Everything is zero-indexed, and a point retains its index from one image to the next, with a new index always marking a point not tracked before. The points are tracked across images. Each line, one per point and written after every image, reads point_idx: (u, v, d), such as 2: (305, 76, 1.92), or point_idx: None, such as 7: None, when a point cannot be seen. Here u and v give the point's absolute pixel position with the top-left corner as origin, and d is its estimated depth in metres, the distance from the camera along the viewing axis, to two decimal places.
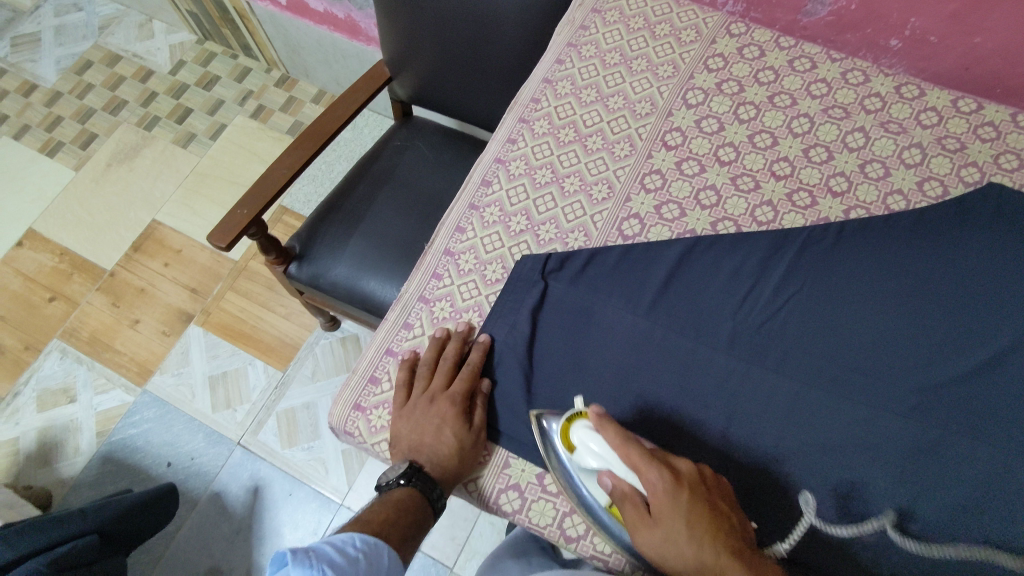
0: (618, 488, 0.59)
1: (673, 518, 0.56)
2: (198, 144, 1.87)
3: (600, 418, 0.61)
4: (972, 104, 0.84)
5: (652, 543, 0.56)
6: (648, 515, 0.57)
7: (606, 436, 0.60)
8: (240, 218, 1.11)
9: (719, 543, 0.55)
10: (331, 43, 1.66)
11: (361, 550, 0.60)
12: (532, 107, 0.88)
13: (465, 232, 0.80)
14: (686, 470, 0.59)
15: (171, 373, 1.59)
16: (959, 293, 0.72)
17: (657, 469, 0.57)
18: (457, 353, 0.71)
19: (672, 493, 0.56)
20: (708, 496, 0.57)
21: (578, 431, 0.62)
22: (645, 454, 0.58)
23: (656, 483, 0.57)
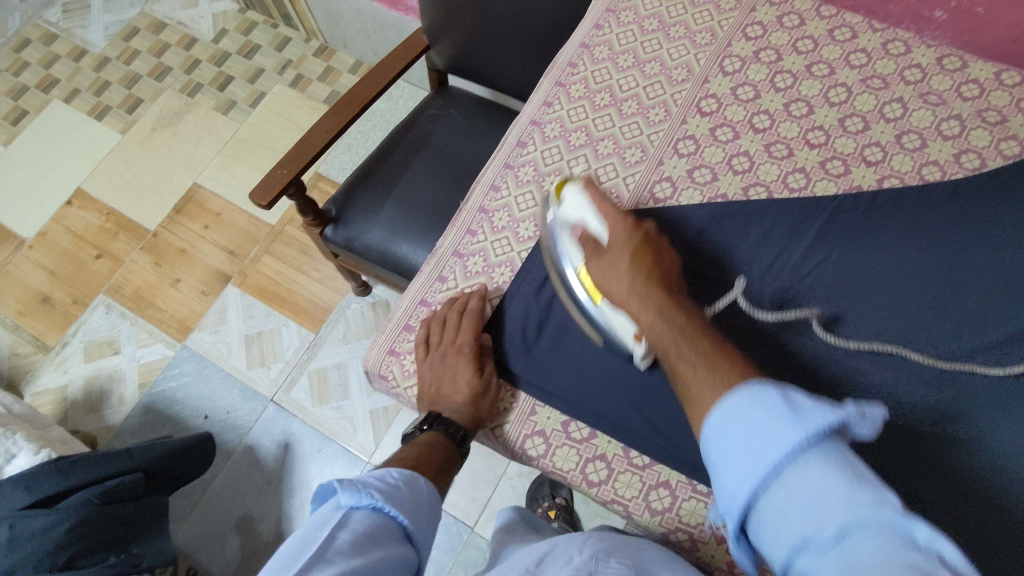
0: (585, 236, 0.70)
1: (623, 252, 0.66)
2: (238, 111, 1.91)
3: (587, 182, 0.73)
4: (1016, 77, 0.83)
5: (601, 270, 0.66)
6: (604, 249, 0.67)
7: (586, 196, 0.71)
8: (280, 178, 1.15)
9: (652, 275, 0.63)
10: (369, 13, 1.68)
11: (400, 480, 0.62)
12: (569, 71, 0.89)
13: (500, 191, 0.82)
14: (649, 230, 0.69)
15: (209, 330, 1.66)
16: (995, 265, 0.71)
17: (622, 218, 0.69)
18: (464, 303, 0.74)
19: (627, 236, 0.67)
20: (660, 249, 0.67)
21: (566, 192, 0.73)
22: (614, 208, 0.70)
23: (619, 226, 0.68)
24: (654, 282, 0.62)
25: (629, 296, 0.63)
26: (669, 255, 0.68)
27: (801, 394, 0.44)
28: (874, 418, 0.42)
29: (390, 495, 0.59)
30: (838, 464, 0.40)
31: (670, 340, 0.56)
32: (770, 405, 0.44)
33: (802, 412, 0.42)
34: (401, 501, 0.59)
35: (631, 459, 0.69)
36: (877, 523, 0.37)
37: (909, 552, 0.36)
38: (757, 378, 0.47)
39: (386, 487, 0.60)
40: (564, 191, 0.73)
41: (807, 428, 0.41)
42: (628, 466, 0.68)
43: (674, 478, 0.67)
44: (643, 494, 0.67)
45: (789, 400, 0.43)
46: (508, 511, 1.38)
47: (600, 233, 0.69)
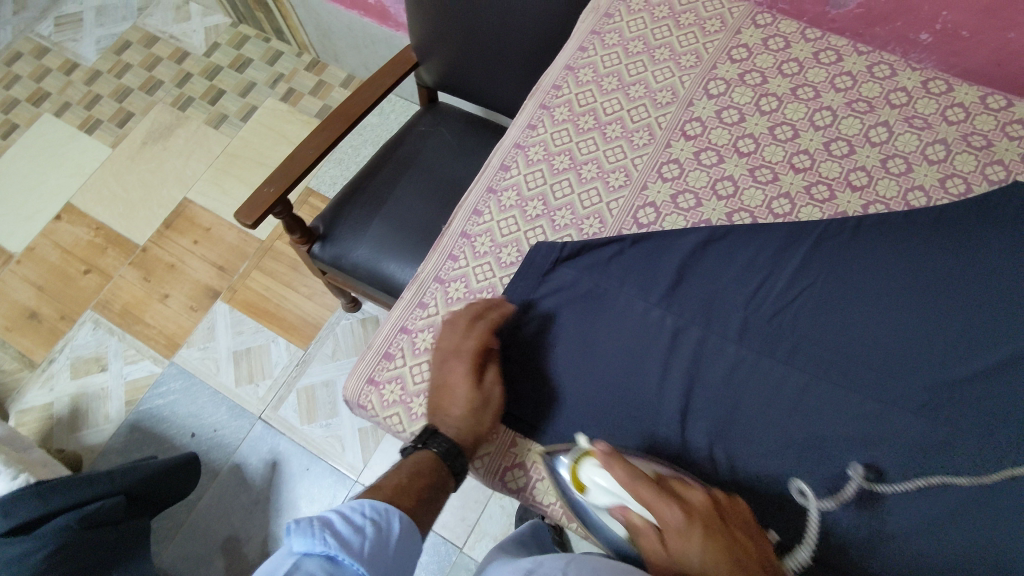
0: (631, 524, 0.58)
1: (687, 550, 0.53)
2: (229, 125, 1.91)
3: (608, 455, 0.59)
4: (1001, 101, 0.82)
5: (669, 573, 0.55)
6: (665, 545, 0.55)
7: (613, 477, 0.58)
8: (266, 196, 1.14)
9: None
10: (360, 28, 1.68)
11: (368, 519, 0.59)
12: (553, 94, 0.88)
13: (482, 215, 0.82)
14: (700, 501, 0.57)
15: (197, 346, 1.64)
16: (979, 294, 0.71)
17: (671, 506, 0.55)
18: (475, 312, 0.72)
19: (686, 531, 0.54)
20: (727, 528, 0.55)
21: (585, 473, 0.62)
22: (657, 492, 0.56)
23: (667, 513, 0.55)
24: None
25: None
26: (733, 522, 0.56)
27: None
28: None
29: (349, 541, 0.56)
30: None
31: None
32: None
33: None
34: (362, 547, 0.57)
35: None
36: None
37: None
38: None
39: (348, 529, 0.57)
40: (581, 468, 0.62)
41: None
42: None
43: None
44: None
45: None
46: (497, 532, 1.37)
47: (643, 516, 0.58)
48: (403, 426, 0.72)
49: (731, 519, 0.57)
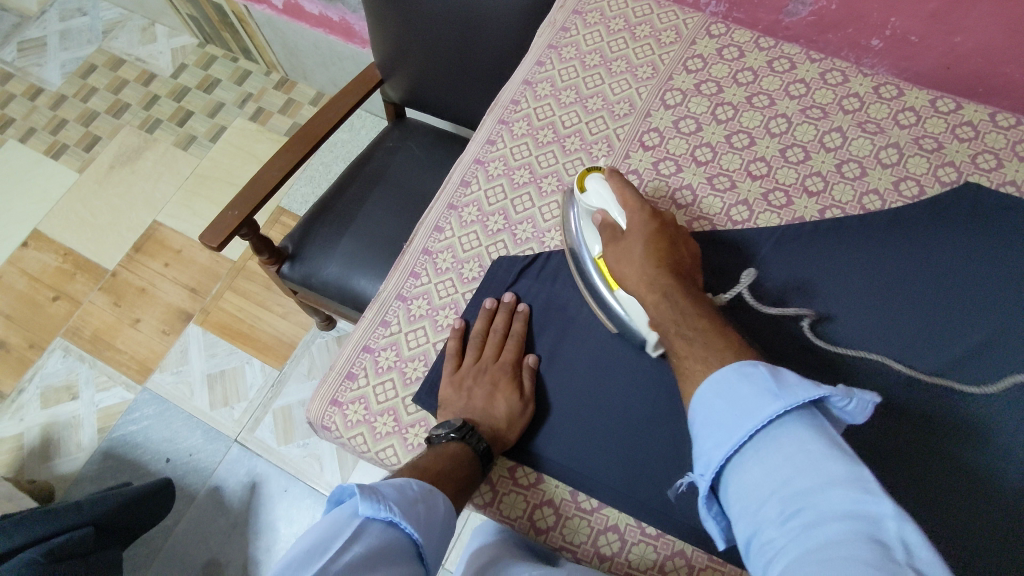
0: (604, 222, 0.71)
1: (636, 240, 0.67)
2: (198, 146, 1.90)
3: (613, 173, 0.72)
4: (951, 104, 0.84)
5: (618, 257, 0.68)
6: (625, 236, 0.68)
7: (610, 184, 0.72)
8: (231, 220, 1.13)
9: (668, 266, 0.65)
10: (327, 46, 1.68)
11: (419, 494, 0.57)
12: (512, 109, 0.88)
13: (443, 231, 0.81)
14: (669, 222, 0.70)
15: (170, 371, 1.62)
16: (933, 294, 0.73)
17: (642, 207, 0.69)
18: (506, 324, 0.74)
19: (647, 223, 0.68)
20: (675, 238, 0.68)
21: (591, 180, 0.73)
22: (638, 197, 0.70)
23: (641, 217, 0.68)
24: (671, 272, 0.64)
25: (640, 285, 0.64)
26: (688, 247, 0.69)
27: (789, 373, 0.50)
28: (861, 406, 0.49)
29: (407, 511, 0.54)
30: (808, 429, 0.47)
31: (677, 316, 0.60)
32: (757, 379, 0.50)
33: (785, 387, 0.48)
34: (418, 521, 0.54)
35: (580, 502, 0.67)
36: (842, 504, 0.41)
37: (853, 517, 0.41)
38: (749, 363, 0.52)
39: (404, 501, 0.54)
40: (586, 181, 0.74)
41: (789, 399, 0.47)
42: (576, 510, 0.67)
43: (623, 521, 0.66)
44: (592, 538, 0.66)
45: (776, 375, 0.50)
46: None
47: (621, 221, 0.70)
48: (368, 446, 0.71)
49: (688, 245, 0.69)
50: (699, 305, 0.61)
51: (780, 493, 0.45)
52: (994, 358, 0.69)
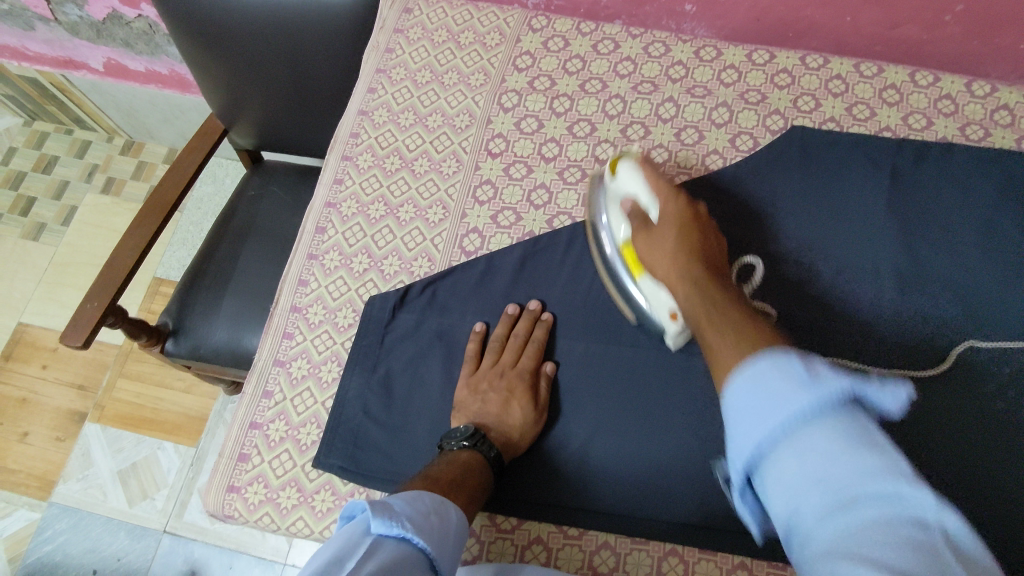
0: (634, 212, 0.71)
1: (667, 236, 0.67)
2: (49, 232, 1.75)
3: (645, 163, 0.73)
4: (766, 55, 0.88)
5: (648, 247, 0.68)
6: (653, 229, 0.68)
7: (644, 171, 0.72)
8: (91, 312, 1.05)
9: (692, 256, 0.64)
10: (164, 101, 1.58)
11: (432, 506, 0.54)
12: (352, 143, 0.86)
13: (308, 284, 0.79)
14: (698, 217, 0.69)
15: (75, 478, 1.50)
16: (783, 238, 0.78)
17: (676, 202, 0.69)
18: (528, 329, 0.73)
19: (677, 219, 0.68)
20: (706, 236, 0.67)
21: (621, 165, 0.74)
22: (670, 191, 0.70)
23: (670, 209, 0.69)
24: (695, 258, 0.64)
25: (668, 272, 0.64)
26: (714, 240, 0.68)
27: (821, 361, 0.41)
28: (897, 396, 0.40)
29: (422, 523, 0.51)
30: (847, 422, 0.38)
31: (705, 300, 0.57)
32: (771, 382, 0.40)
33: (816, 376, 0.39)
34: (433, 533, 0.51)
35: (499, 524, 0.68)
36: (888, 497, 0.35)
37: (901, 516, 0.34)
38: (776, 348, 0.43)
39: (416, 514, 0.51)
40: (618, 169, 0.73)
41: (820, 392, 0.38)
42: (498, 533, 0.68)
43: (544, 531, 0.68)
44: (520, 555, 0.67)
45: (812, 368, 0.40)
46: None
47: (653, 211, 0.69)
48: (277, 524, 0.68)
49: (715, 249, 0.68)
50: (717, 301, 0.57)
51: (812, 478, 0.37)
52: (842, 292, 0.75)
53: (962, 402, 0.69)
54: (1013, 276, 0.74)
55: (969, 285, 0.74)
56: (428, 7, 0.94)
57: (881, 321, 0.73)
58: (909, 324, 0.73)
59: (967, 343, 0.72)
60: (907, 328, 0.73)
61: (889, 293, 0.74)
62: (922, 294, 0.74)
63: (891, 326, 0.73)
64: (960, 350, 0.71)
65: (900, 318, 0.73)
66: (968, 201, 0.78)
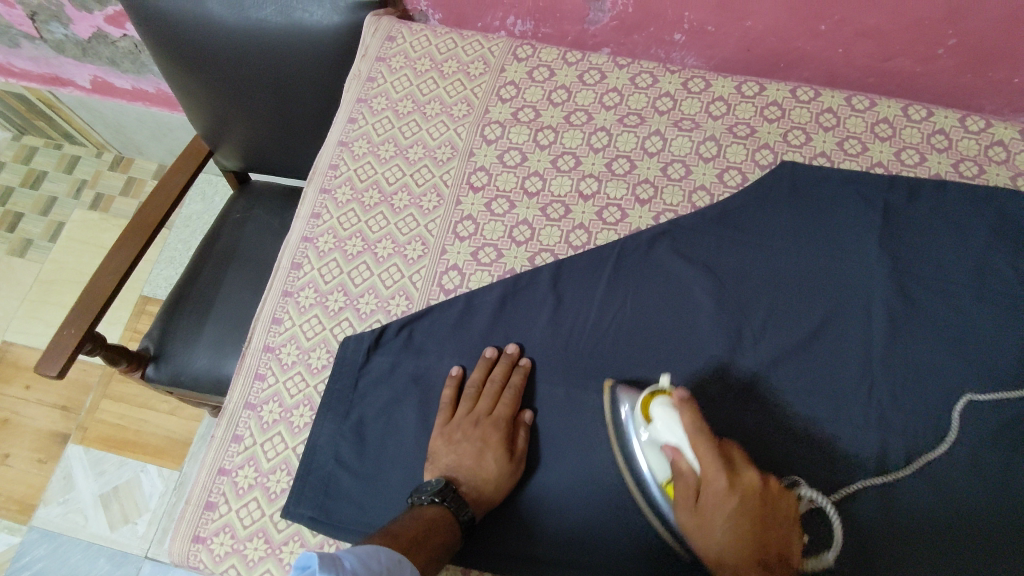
0: (677, 467, 0.61)
1: (715, 518, 0.57)
2: (35, 249, 1.73)
3: (682, 404, 0.61)
4: (755, 87, 0.86)
5: (691, 524, 0.59)
6: (697, 503, 0.59)
7: (679, 417, 0.61)
8: (67, 339, 1.02)
9: (748, 561, 0.55)
10: (152, 118, 1.57)
11: (387, 564, 0.52)
12: (331, 175, 0.84)
13: (282, 322, 0.76)
14: (752, 485, 0.57)
15: (56, 502, 1.48)
16: (772, 278, 0.75)
17: (721, 469, 0.57)
18: (505, 374, 0.71)
19: (726, 506, 0.56)
20: (765, 524, 0.56)
21: (658, 407, 0.63)
22: (713, 450, 0.58)
23: (714, 478, 0.57)
24: (753, 559, 0.55)
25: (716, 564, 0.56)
26: (775, 516, 0.57)
27: None
28: None
29: None
30: None
31: None
32: None
33: None
34: None
35: None
36: None
37: None
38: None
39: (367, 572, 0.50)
40: (654, 408, 0.63)
41: None
42: None
43: None
44: None
45: None
46: None
47: (697, 473, 0.59)
48: None
49: (777, 513, 0.57)
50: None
51: None
52: (832, 337, 0.72)
53: (952, 449, 0.68)
54: (1007, 318, 0.72)
55: (961, 328, 0.72)
56: (411, 35, 0.92)
57: (872, 367, 0.71)
58: (900, 372, 0.71)
59: (966, 397, 0.69)
60: (897, 374, 0.71)
61: (881, 339, 0.72)
62: (913, 339, 0.72)
63: (882, 372, 0.71)
64: (960, 412, 0.69)
65: (892, 363, 0.71)
66: (961, 241, 0.76)
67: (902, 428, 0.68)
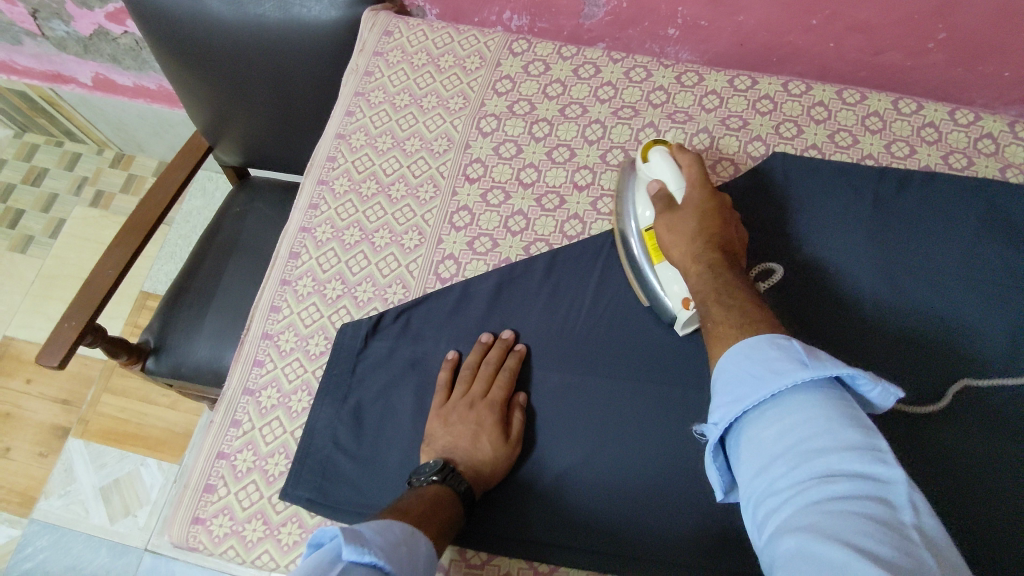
0: (662, 193, 0.71)
1: (693, 217, 0.68)
2: (37, 245, 1.75)
3: (682, 150, 0.73)
4: (748, 81, 0.88)
5: (668, 228, 0.69)
6: (678, 209, 0.69)
7: (679, 157, 0.72)
8: (68, 331, 1.03)
9: (716, 245, 0.66)
10: (153, 115, 1.58)
11: (400, 535, 0.53)
12: (329, 166, 0.86)
13: (280, 310, 0.78)
14: (724, 204, 0.70)
15: (57, 494, 1.49)
16: (763, 267, 0.77)
17: (706, 188, 0.70)
18: (500, 358, 0.72)
19: (705, 204, 0.68)
20: (728, 226, 0.69)
21: (655, 150, 0.73)
22: (704, 175, 0.70)
23: (693, 192, 0.69)
24: (712, 245, 0.65)
25: (685, 255, 0.66)
26: (735, 229, 0.70)
27: (819, 351, 0.50)
28: (885, 394, 0.51)
29: (393, 553, 0.50)
30: (835, 398, 0.47)
31: (717, 293, 0.60)
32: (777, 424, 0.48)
33: (815, 361, 0.48)
34: (403, 564, 0.50)
35: (469, 560, 0.67)
36: (860, 471, 0.42)
37: (866, 489, 0.41)
38: (767, 334, 0.53)
39: (388, 541, 0.51)
40: (650, 152, 0.74)
41: (816, 371, 0.48)
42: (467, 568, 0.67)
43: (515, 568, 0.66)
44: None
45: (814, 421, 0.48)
46: None
47: (678, 194, 0.70)
48: (241, 558, 0.67)
49: (737, 228, 0.70)
50: (729, 284, 0.62)
51: (791, 451, 0.45)
52: (820, 324, 0.74)
53: (947, 436, 0.69)
54: (997, 305, 0.73)
55: (950, 316, 0.73)
56: (408, 29, 0.93)
57: (860, 354, 0.72)
58: (889, 359, 0.72)
59: (963, 382, 0.70)
60: (885, 361, 0.72)
61: (869, 326, 0.73)
62: (901, 325, 0.73)
63: (871, 359, 0.72)
64: (954, 394, 0.70)
65: (881, 351, 0.72)
66: (949, 231, 0.77)
67: (892, 413, 0.70)
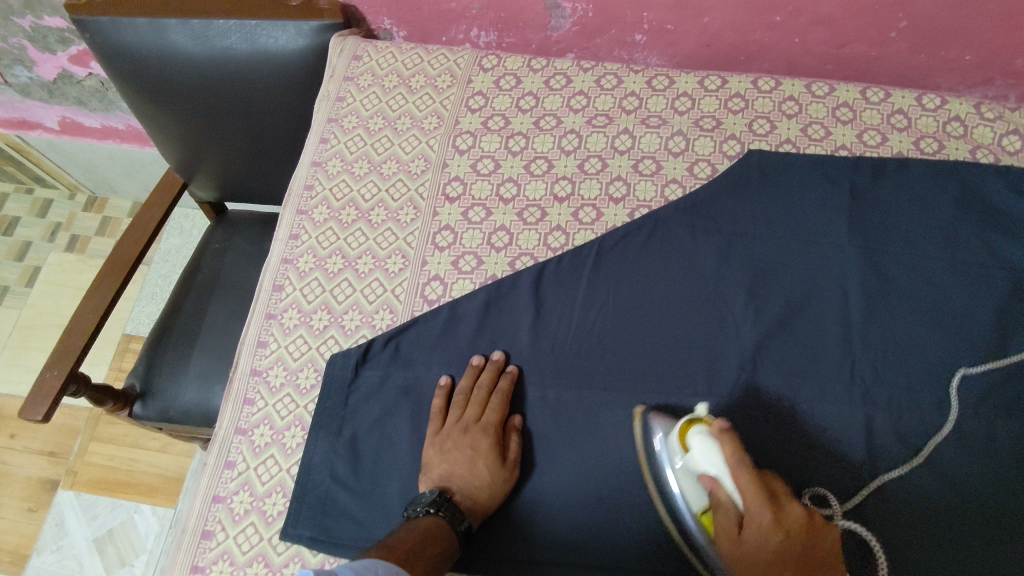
0: (715, 497, 0.59)
1: (759, 548, 0.55)
2: (13, 296, 1.71)
3: (722, 434, 0.59)
4: (718, 80, 0.88)
5: (732, 555, 0.57)
6: (739, 534, 0.57)
7: (721, 449, 0.58)
8: (50, 381, 1.01)
9: None
10: (124, 155, 1.56)
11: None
12: (307, 196, 0.85)
13: (268, 345, 0.76)
14: (798, 519, 0.56)
15: (50, 550, 1.45)
16: (748, 266, 0.77)
17: (763, 502, 0.55)
18: (492, 381, 0.71)
19: (771, 527, 0.55)
20: (810, 555, 0.55)
21: (693, 437, 0.60)
22: (755, 483, 0.56)
23: (758, 515, 0.55)
24: None
25: None
26: (822, 544, 0.55)
27: None
28: None
29: None
30: None
31: None
32: None
33: None
34: None
35: None
36: None
37: None
38: None
39: None
40: (690, 437, 0.61)
41: None
42: None
43: None
44: None
45: None
46: None
47: (733, 504, 0.57)
48: None
49: (822, 543, 0.55)
50: None
51: None
52: (809, 318, 0.74)
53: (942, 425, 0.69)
54: (981, 287, 0.74)
55: (936, 301, 0.74)
56: (377, 53, 0.93)
57: (852, 345, 0.72)
58: (880, 347, 0.72)
59: (959, 373, 0.71)
60: (877, 350, 0.72)
61: (858, 315, 0.74)
62: (889, 315, 0.74)
63: (862, 350, 0.72)
64: (956, 389, 0.70)
65: (872, 341, 0.72)
66: (928, 215, 0.78)
67: (888, 400, 0.70)
